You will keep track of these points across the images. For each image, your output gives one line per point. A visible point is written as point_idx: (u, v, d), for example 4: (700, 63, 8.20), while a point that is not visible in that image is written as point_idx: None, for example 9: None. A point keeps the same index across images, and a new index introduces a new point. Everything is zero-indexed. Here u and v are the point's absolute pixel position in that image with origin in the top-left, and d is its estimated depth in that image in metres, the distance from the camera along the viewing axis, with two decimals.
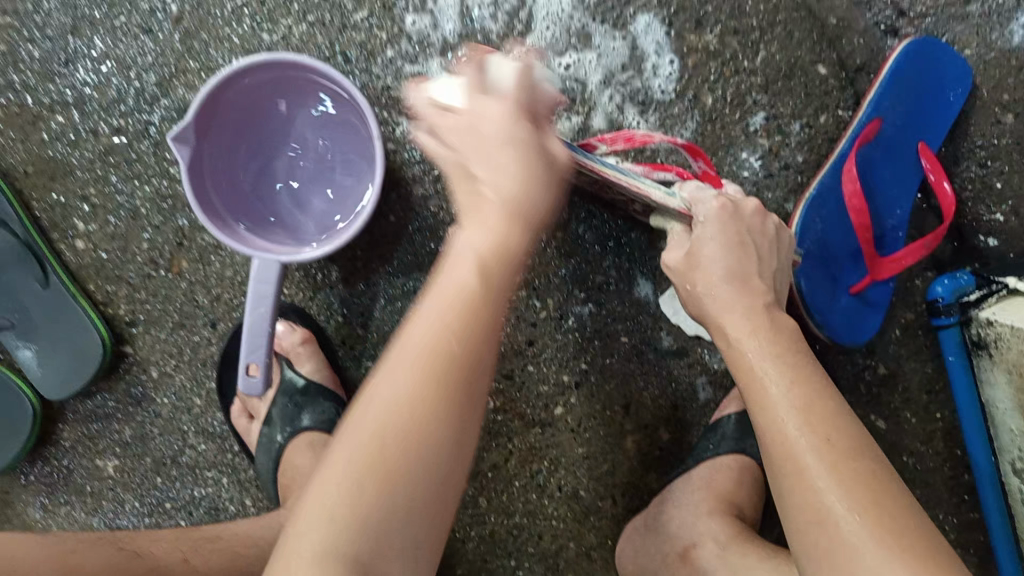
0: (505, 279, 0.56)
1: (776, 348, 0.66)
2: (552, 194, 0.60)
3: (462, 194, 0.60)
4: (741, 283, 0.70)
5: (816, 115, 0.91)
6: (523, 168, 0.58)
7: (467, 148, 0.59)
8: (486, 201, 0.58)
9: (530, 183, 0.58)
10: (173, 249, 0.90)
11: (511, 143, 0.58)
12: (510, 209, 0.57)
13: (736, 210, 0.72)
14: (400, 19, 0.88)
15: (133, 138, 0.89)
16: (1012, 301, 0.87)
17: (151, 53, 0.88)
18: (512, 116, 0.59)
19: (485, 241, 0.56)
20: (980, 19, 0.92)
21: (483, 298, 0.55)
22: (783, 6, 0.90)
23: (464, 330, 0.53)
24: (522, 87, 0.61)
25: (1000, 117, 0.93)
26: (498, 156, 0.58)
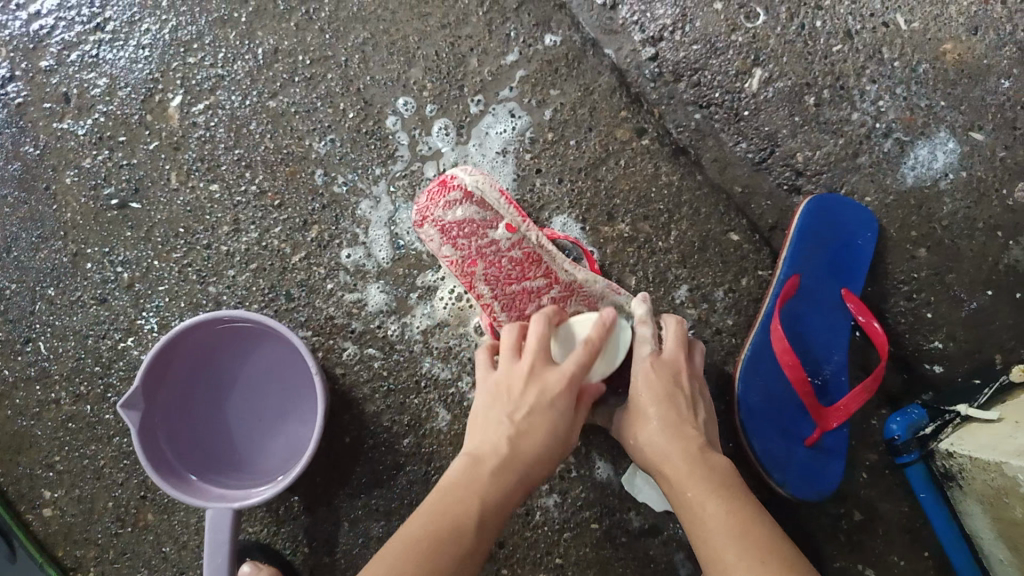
0: (499, 501, 0.68)
1: (711, 484, 0.71)
2: (549, 454, 0.72)
3: (474, 439, 0.73)
4: (675, 429, 0.76)
5: (736, 279, 0.96)
6: (542, 442, 0.71)
7: (500, 393, 0.74)
8: (499, 438, 0.71)
9: (539, 453, 0.71)
10: (139, 503, 0.91)
11: (538, 404, 0.72)
12: (512, 454, 0.70)
13: (660, 363, 0.81)
14: (336, 254, 0.94)
15: (94, 401, 0.93)
16: (968, 429, 0.89)
17: (108, 320, 0.94)
18: (565, 386, 0.74)
19: (499, 445, 0.71)
20: (872, 168, 0.98)
21: (486, 502, 0.67)
22: (687, 187, 0.97)
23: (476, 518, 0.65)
24: (575, 355, 0.75)
25: (912, 252, 0.97)
26: (534, 407, 0.72)
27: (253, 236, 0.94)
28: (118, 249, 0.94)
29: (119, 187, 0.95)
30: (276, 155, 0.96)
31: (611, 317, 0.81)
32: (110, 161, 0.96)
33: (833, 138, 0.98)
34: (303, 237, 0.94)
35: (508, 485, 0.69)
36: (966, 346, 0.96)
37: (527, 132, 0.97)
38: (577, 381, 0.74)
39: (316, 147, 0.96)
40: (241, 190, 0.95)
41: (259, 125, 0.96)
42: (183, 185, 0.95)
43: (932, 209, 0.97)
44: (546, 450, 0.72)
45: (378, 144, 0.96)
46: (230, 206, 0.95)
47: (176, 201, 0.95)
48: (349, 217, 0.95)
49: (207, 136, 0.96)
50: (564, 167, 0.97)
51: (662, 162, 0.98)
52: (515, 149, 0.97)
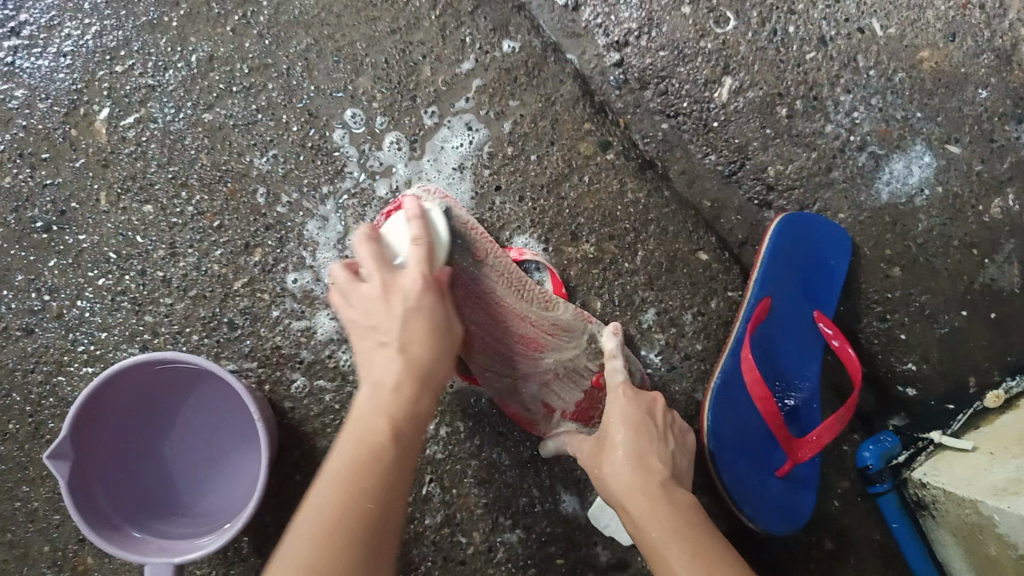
0: (411, 429, 0.60)
1: (676, 524, 0.66)
2: (444, 360, 0.65)
3: (367, 356, 0.64)
4: (640, 463, 0.71)
5: (706, 302, 0.91)
6: (428, 344, 0.64)
7: (376, 314, 0.64)
8: (389, 359, 0.63)
9: (431, 355, 0.64)
10: (77, 546, 0.86)
11: (409, 313, 0.64)
12: (410, 368, 0.62)
13: (634, 396, 0.77)
14: (281, 279, 0.88)
15: (23, 439, 0.87)
16: (941, 456, 0.88)
17: (36, 352, 0.88)
18: (420, 288, 0.66)
19: (391, 365, 0.62)
20: (846, 183, 0.94)
21: (396, 421, 0.60)
22: (654, 204, 0.92)
23: (388, 455, 0.58)
24: (415, 254, 0.68)
25: (886, 271, 0.93)
26: (408, 318, 0.64)
27: (192, 260, 0.88)
28: (44, 276, 0.89)
29: (42, 209, 0.89)
30: (213, 173, 0.89)
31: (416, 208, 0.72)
32: (32, 180, 0.90)
33: (805, 151, 0.93)
34: (246, 261, 0.88)
35: (412, 405, 0.61)
36: (942, 367, 0.92)
37: (486, 146, 0.91)
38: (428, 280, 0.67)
39: (257, 164, 0.90)
40: (176, 211, 0.89)
41: (194, 140, 0.90)
42: (113, 207, 0.89)
43: (907, 226, 0.93)
44: (433, 351, 0.64)
45: (325, 160, 0.90)
46: (166, 229, 0.89)
47: (104, 223, 0.89)
48: (295, 239, 0.89)
49: (137, 152, 0.90)
50: (525, 183, 0.91)
51: (628, 178, 0.93)
52: (473, 165, 0.91)
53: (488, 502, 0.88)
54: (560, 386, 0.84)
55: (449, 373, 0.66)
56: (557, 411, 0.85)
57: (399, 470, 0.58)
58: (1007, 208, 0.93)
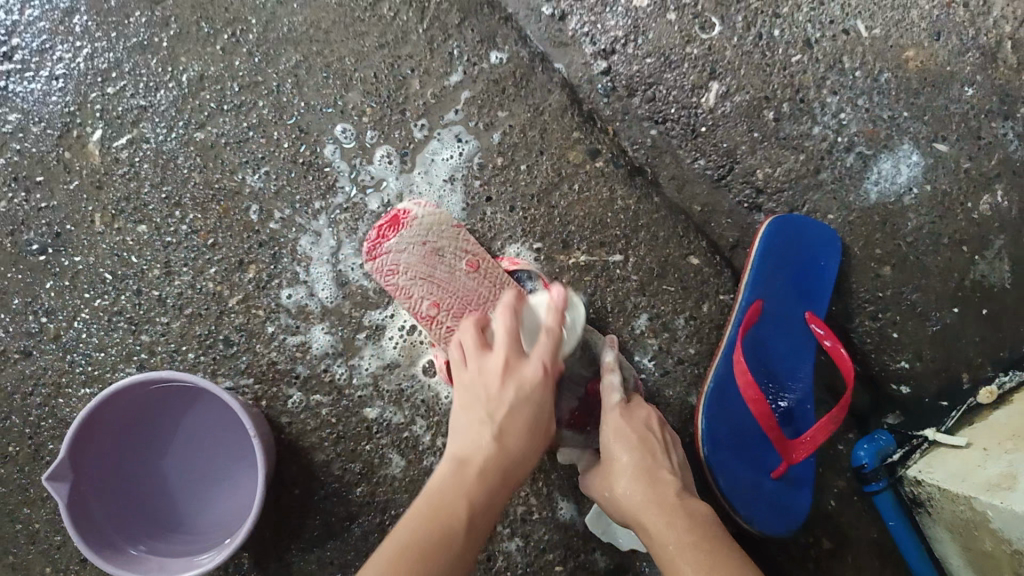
0: (514, 473, 0.67)
1: (692, 536, 0.66)
2: (532, 456, 0.69)
3: (461, 426, 0.69)
4: (649, 479, 0.73)
5: (698, 306, 0.92)
6: (525, 436, 0.68)
7: (477, 395, 0.69)
8: (482, 437, 0.67)
9: (524, 451, 0.68)
10: (79, 566, 0.86)
11: (517, 399, 0.68)
12: (501, 458, 0.66)
13: (629, 412, 0.78)
14: (275, 295, 0.89)
15: (24, 460, 0.88)
16: (935, 454, 0.88)
17: (35, 374, 0.89)
18: (538, 378, 0.69)
19: (483, 446, 0.67)
20: (834, 184, 0.94)
21: (474, 505, 0.63)
22: (644, 210, 0.93)
23: (489, 485, 0.65)
24: (502, 331, 0.71)
25: (877, 270, 0.94)
26: (492, 392, 0.69)
27: (187, 278, 0.89)
28: (41, 298, 0.90)
29: (38, 232, 0.90)
30: (206, 192, 0.90)
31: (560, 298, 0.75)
32: (27, 204, 0.91)
33: (794, 154, 0.94)
34: (240, 278, 0.89)
35: (495, 485, 0.65)
36: (935, 365, 0.93)
37: (475, 157, 0.92)
38: (551, 376, 0.70)
39: (249, 181, 0.90)
40: (170, 230, 0.90)
41: (186, 159, 0.91)
42: (107, 228, 0.90)
43: (896, 225, 0.94)
44: (528, 448, 0.68)
45: (316, 176, 0.91)
46: (161, 248, 0.90)
47: (100, 244, 0.90)
48: (288, 255, 0.89)
49: (130, 173, 0.91)
50: (515, 193, 0.92)
51: (618, 184, 0.93)
52: (464, 176, 0.92)
53: None
54: (556, 395, 0.84)
55: (532, 465, 0.69)
56: (552, 419, 0.84)
57: (473, 528, 0.62)
58: (996, 205, 0.93)
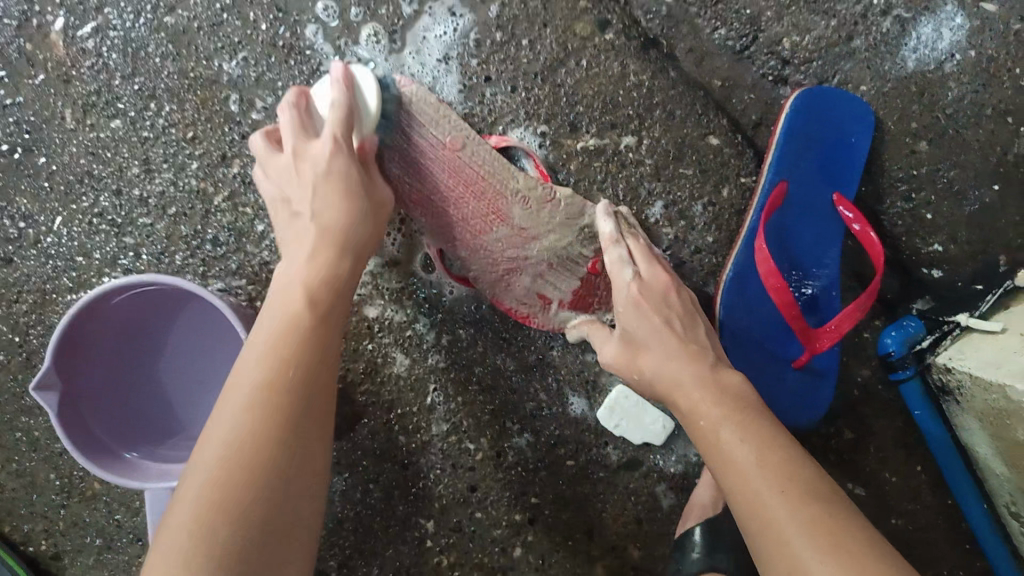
0: (333, 310, 0.61)
1: (726, 407, 0.63)
2: (364, 225, 0.64)
3: (283, 231, 0.65)
4: (683, 352, 0.68)
5: (717, 190, 0.86)
6: (339, 209, 0.63)
7: (285, 186, 0.65)
8: (300, 239, 0.62)
9: (345, 219, 0.63)
10: (83, 472, 0.85)
11: (327, 222, 0.62)
12: (323, 236, 0.62)
13: (647, 288, 0.71)
14: (263, 191, 0.83)
15: (18, 369, 0.86)
16: (968, 340, 0.83)
17: (19, 281, 0.85)
18: (331, 152, 0.62)
19: (310, 280, 0.60)
20: (868, 52, 0.86)
21: (325, 307, 0.60)
22: (658, 87, 0.85)
23: (325, 299, 0.60)
24: (341, 121, 0.64)
25: (912, 146, 0.86)
26: (317, 185, 0.62)
27: (168, 176, 0.84)
28: (18, 202, 0.85)
29: (7, 130, 0.85)
30: (181, 80, 0.83)
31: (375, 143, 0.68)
32: None
33: (824, 19, 0.85)
34: (224, 173, 0.83)
35: (328, 308, 0.60)
36: (971, 247, 0.87)
37: (471, 33, 0.84)
38: (347, 144, 0.63)
39: (227, 68, 0.83)
40: (147, 124, 0.84)
41: (158, 46, 0.83)
42: (80, 123, 0.84)
43: (935, 96, 0.86)
44: (354, 214, 0.63)
45: (299, 60, 0.83)
46: (138, 143, 0.84)
47: (73, 141, 0.84)
48: None
49: (99, 63, 0.84)
50: (517, 72, 0.85)
51: (630, 60, 0.85)
52: (459, 54, 0.84)
53: (495, 408, 0.86)
54: (555, 277, 0.79)
55: (374, 236, 0.66)
56: (554, 301, 0.81)
57: (322, 353, 0.58)
58: None
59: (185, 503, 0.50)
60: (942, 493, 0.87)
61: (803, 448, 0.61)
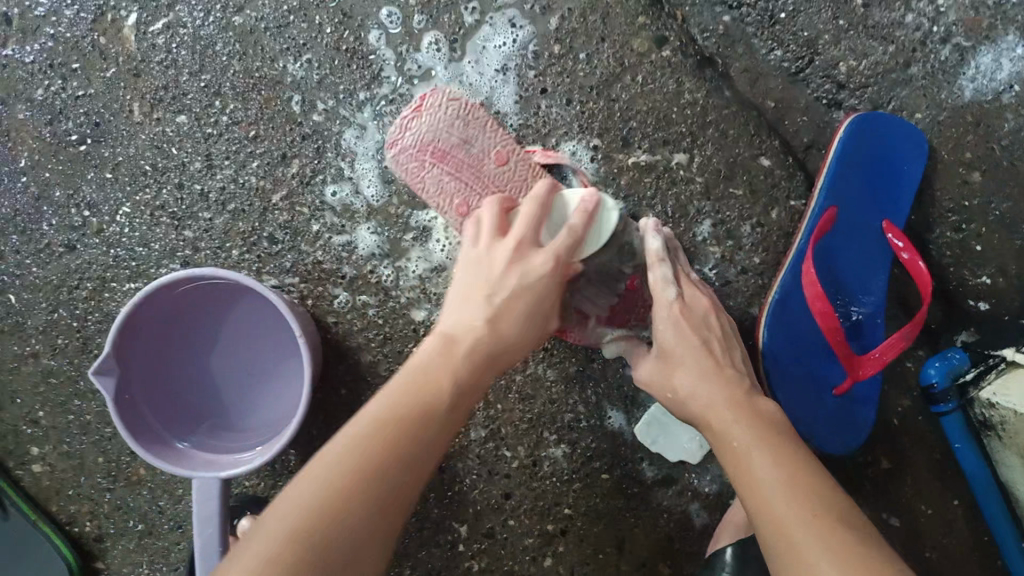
0: (467, 402, 0.63)
1: (757, 433, 0.64)
2: (530, 337, 0.68)
3: (450, 318, 0.67)
4: (718, 376, 0.70)
5: (766, 212, 0.86)
6: (523, 320, 0.67)
7: (485, 279, 0.67)
8: (472, 306, 0.67)
9: (518, 337, 0.67)
10: (130, 458, 0.88)
11: (520, 288, 0.66)
12: (493, 336, 0.65)
13: (688, 309, 0.74)
14: (320, 191, 0.85)
15: (74, 353, 0.89)
16: (1014, 375, 0.83)
17: (80, 268, 0.88)
18: (549, 270, 0.67)
19: (474, 321, 0.66)
20: (925, 80, 0.85)
21: (457, 383, 0.62)
22: (713, 105, 0.86)
23: (450, 390, 0.61)
24: (524, 219, 0.69)
25: (965, 177, 0.86)
26: (476, 262, 0.68)
27: (228, 172, 0.86)
28: (83, 190, 0.88)
29: (76, 122, 0.88)
30: (246, 80, 0.86)
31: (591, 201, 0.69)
32: (64, 92, 0.88)
33: (882, 45, 0.85)
34: (284, 173, 0.85)
35: (479, 366, 0.64)
36: (1020, 282, 0.86)
37: (530, 45, 0.86)
38: (562, 265, 0.68)
39: (291, 70, 0.86)
40: (211, 121, 0.86)
41: (226, 46, 0.86)
42: (147, 118, 0.87)
43: (991, 128, 0.85)
44: (522, 332, 0.67)
45: (360, 65, 0.85)
46: (201, 140, 0.86)
47: (139, 135, 0.87)
48: (332, 149, 0.85)
49: (169, 60, 0.86)
50: (573, 85, 0.86)
51: (686, 77, 0.86)
52: (517, 65, 0.86)
53: (533, 417, 0.87)
54: (594, 293, 0.78)
55: (522, 353, 0.68)
56: (591, 316, 0.80)
57: (438, 435, 0.60)
58: None
59: (289, 506, 0.52)
60: (977, 527, 0.87)
61: (834, 478, 0.61)
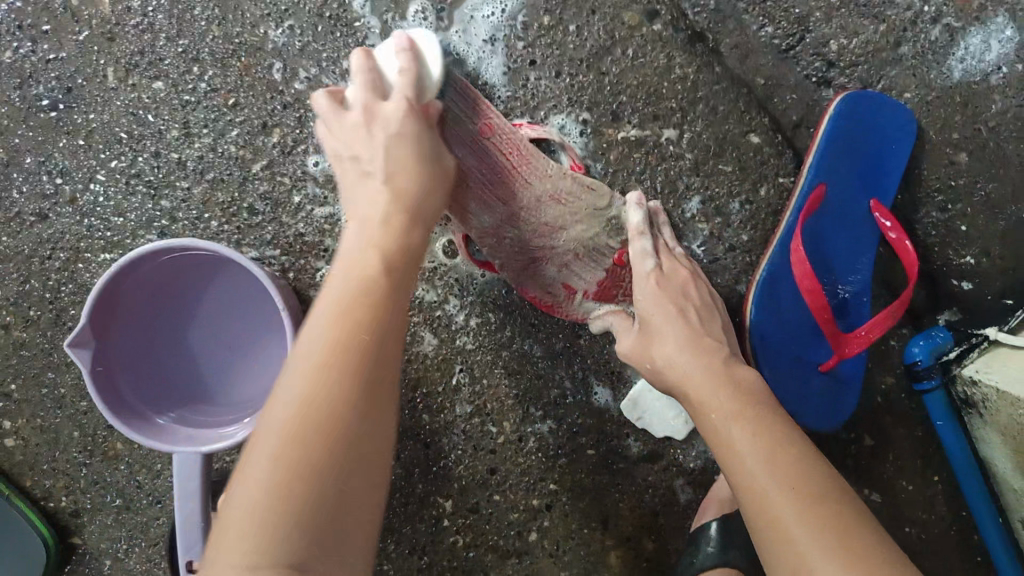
0: (402, 268, 0.55)
1: (737, 403, 0.63)
2: (436, 196, 0.59)
3: (354, 194, 0.58)
4: (696, 347, 0.69)
5: (755, 189, 0.86)
6: (415, 169, 0.58)
7: (354, 146, 0.59)
8: (375, 196, 0.57)
9: (419, 187, 0.58)
10: (106, 432, 0.86)
11: (396, 136, 0.58)
12: (399, 197, 0.57)
13: (665, 279, 0.74)
14: (302, 162, 0.83)
15: (46, 326, 0.86)
16: (995, 354, 0.83)
17: (52, 238, 0.85)
18: (403, 114, 0.59)
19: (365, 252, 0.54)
20: (914, 59, 0.85)
21: (392, 268, 0.54)
22: (703, 81, 0.85)
23: (391, 265, 0.54)
24: (405, 77, 0.60)
25: (952, 156, 0.86)
26: (390, 144, 0.57)
27: (208, 141, 0.84)
28: (55, 157, 0.85)
29: (48, 86, 0.85)
30: (226, 46, 0.83)
31: (404, 44, 0.60)
32: (35, 55, 0.85)
33: (873, 23, 0.85)
34: (265, 142, 0.83)
35: (400, 277, 0.54)
36: (1003, 262, 0.87)
37: (520, 16, 0.84)
38: (417, 110, 0.60)
39: (273, 36, 0.83)
40: (189, 87, 0.84)
41: (205, 10, 0.83)
42: (122, 83, 0.84)
43: (979, 108, 0.85)
44: (419, 232, 0.57)
45: (345, 32, 0.83)
46: (179, 107, 0.84)
47: (114, 101, 0.84)
48: (316, 118, 0.83)
49: (145, 24, 0.84)
50: (562, 57, 0.84)
51: (676, 52, 0.85)
52: (506, 36, 0.84)
53: (519, 393, 0.86)
54: (579, 266, 0.78)
55: (427, 239, 0.58)
56: (578, 291, 0.80)
57: (373, 371, 0.49)
58: None
59: (256, 471, 0.46)
60: (957, 504, 0.87)
61: (816, 448, 0.61)
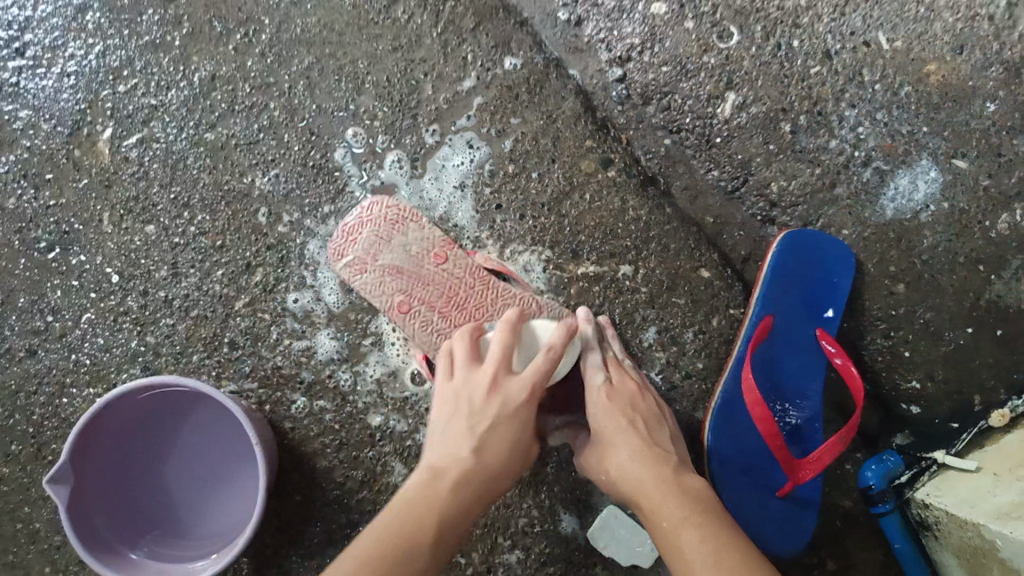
0: (468, 507, 0.69)
1: (683, 511, 0.67)
2: (508, 466, 0.72)
3: (438, 449, 0.72)
4: (646, 459, 0.72)
5: (707, 320, 0.91)
6: (504, 451, 0.72)
7: (460, 404, 0.74)
8: (461, 446, 0.71)
9: (502, 462, 0.71)
10: (79, 567, 0.87)
11: (501, 416, 0.72)
12: (480, 470, 0.70)
13: (613, 392, 0.78)
14: (281, 299, 0.88)
15: (28, 459, 0.89)
16: (945, 476, 0.86)
17: (40, 373, 0.90)
18: (524, 399, 0.73)
19: (461, 457, 0.70)
20: (849, 200, 0.92)
21: (444, 521, 0.66)
22: (655, 221, 0.92)
23: (465, 504, 0.69)
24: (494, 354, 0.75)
25: (891, 287, 0.92)
26: (497, 421, 0.72)
27: (193, 281, 0.89)
28: (47, 297, 0.90)
29: (46, 230, 0.91)
30: (215, 194, 0.91)
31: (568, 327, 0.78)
32: (36, 201, 0.92)
33: (809, 167, 0.92)
34: (247, 281, 0.89)
35: (463, 501, 0.68)
36: (947, 386, 0.91)
37: (486, 164, 0.92)
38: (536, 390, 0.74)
39: (258, 183, 0.91)
40: (178, 231, 0.90)
41: (197, 160, 0.91)
42: (116, 228, 0.91)
43: (912, 243, 0.92)
44: (506, 466, 0.72)
45: (326, 180, 0.91)
46: (168, 249, 0.90)
47: (107, 244, 0.90)
48: (295, 259, 0.89)
49: (140, 173, 0.91)
50: (526, 202, 0.91)
51: (629, 195, 0.92)
52: (474, 183, 0.91)
53: (487, 522, 0.89)
54: None
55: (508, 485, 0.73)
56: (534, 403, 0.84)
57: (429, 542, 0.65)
58: (1015, 224, 0.91)
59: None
60: None
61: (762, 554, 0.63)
